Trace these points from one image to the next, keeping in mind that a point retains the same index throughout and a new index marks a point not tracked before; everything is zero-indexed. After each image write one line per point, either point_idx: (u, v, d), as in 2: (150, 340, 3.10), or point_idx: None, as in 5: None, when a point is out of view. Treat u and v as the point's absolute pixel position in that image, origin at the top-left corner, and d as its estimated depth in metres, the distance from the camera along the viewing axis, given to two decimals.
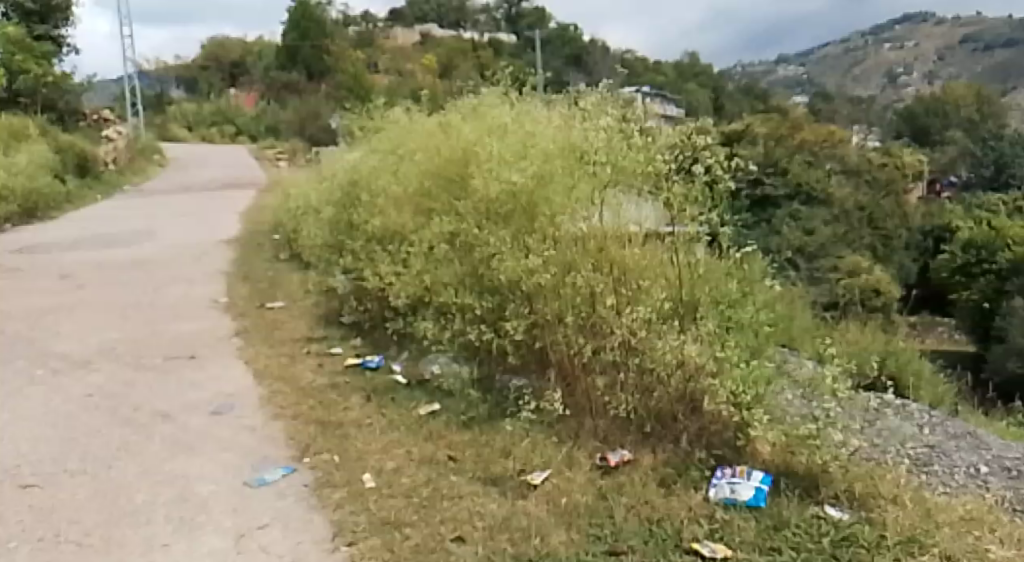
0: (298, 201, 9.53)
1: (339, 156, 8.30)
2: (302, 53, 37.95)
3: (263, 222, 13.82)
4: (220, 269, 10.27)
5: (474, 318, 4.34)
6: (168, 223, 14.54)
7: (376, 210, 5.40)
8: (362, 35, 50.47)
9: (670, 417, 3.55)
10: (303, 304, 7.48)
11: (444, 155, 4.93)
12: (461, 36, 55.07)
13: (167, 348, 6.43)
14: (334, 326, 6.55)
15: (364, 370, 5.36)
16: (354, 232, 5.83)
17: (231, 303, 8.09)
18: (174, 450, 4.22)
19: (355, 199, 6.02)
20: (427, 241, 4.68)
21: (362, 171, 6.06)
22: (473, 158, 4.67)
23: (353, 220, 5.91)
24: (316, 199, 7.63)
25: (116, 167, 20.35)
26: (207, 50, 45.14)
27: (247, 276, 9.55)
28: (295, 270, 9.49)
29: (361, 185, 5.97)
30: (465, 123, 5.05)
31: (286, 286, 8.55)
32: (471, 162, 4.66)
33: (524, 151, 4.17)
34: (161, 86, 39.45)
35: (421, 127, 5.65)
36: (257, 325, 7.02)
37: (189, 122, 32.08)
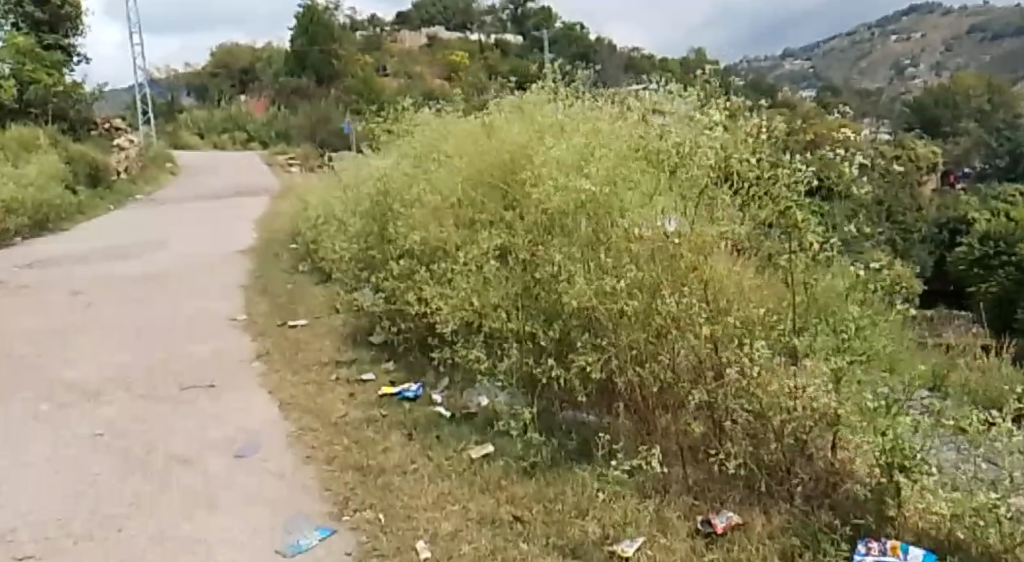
0: (319, 209, 8.98)
1: (363, 162, 7.74)
2: (312, 57, 37.52)
3: (279, 230, 13.27)
4: (237, 282, 9.73)
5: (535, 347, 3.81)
6: (181, 233, 14.08)
7: (411, 222, 4.88)
8: (371, 39, 50.08)
9: (785, 470, 3.10)
10: (328, 321, 6.91)
11: (488, 162, 4.42)
12: (469, 36, 54.60)
13: (183, 375, 5.89)
14: (364, 348, 6.00)
15: (402, 402, 4.80)
16: (387, 245, 5.30)
17: (250, 321, 7.54)
18: (193, 505, 3.68)
19: (387, 209, 5.49)
20: (475, 257, 4.14)
21: (392, 178, 5.53)
22: (525, 164, 4.17)
23: (386, 233, 5.39)
24: (340, 208, 7.07)
25: (127, 176, 19.93)
26: (217, 57, 44.82)
27: (265, 290, 9.01)
28: (316, 283, 8.93)
29: (393, 195, 5.44)
30: (511, 125, 4.52)
31: (308, 301, 7.99)
32: (523, 168, 4.15)
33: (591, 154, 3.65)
34: (172, 94, 39.13)
35: (458, 129, 5.15)
36: (279, 346, 6.46)
37: (200, 130, 31.68)
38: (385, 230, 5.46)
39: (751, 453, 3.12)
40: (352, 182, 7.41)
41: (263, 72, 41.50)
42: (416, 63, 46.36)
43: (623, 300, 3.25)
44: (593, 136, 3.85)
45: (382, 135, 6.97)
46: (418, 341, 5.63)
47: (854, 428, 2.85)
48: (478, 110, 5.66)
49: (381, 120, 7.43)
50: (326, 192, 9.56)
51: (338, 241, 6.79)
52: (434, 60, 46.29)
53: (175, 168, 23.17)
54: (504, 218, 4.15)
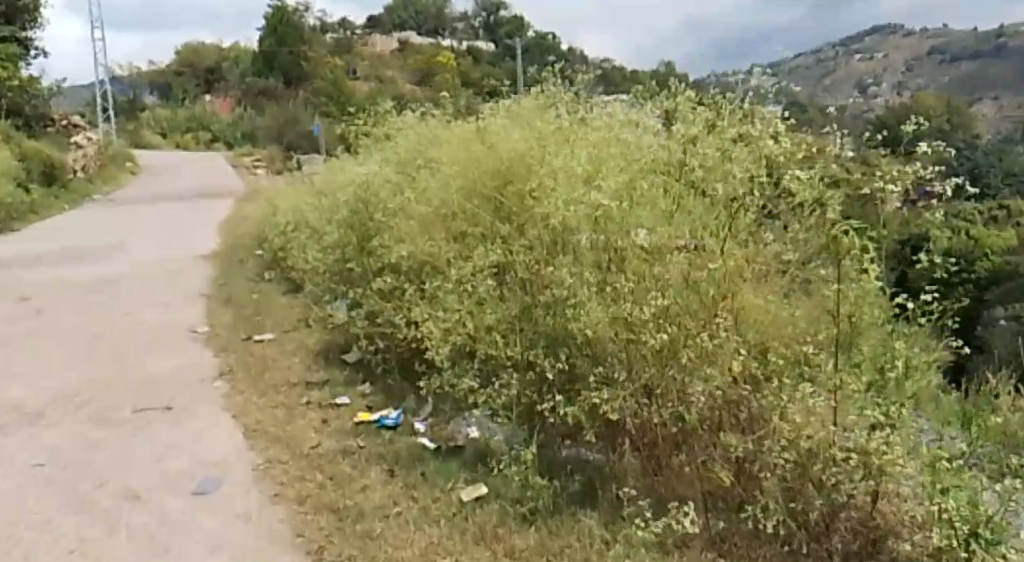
0: (289, 216, 8.51)
1: (339, 167, 7.30)
2: (279, 59, 36.79)
3: (244, 236, 12.73)
4: (199, 290, 9.21)
5: (537, 378, 3.48)
6: (140, 237, 13.46)
7: (396, 233, 4.51)
8: (341, 43, 49.47)
9: (825, 525, 2.77)
10: (298, 337, 6.46)
11: (488, 173, 4.10)
12: (439, 43, 54.19)
13: (138, 394, 5.41)
14: (337, 367, 5.56)
15: (381, 431, 4.38)
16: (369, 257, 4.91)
17: (213, 334, 7.05)
18: (144, 553, 3.22)
19: (368, 219, 5.10)
20: (469, 274, 3.77)
21: (374, 184, 5.13)
22: (529, 177, 3.85)
23: (368, 244, 5.01)
24: (314, 216, 6.63)
25: (85, 175, 19.17)
26: (182, 55, 43.85)
27: (229, 300, 8.52)
28: (284, 294, 8.45)
29: (375, 202, 5.05)
30: (510, 133, 4.18)
31: (276, 314, 7.52)
32: (527, 181, 3.84)
33: (604, 172, 3.37)
34: (134, 92, 38.13)
35: (450, 137, 4.83)
36: (243, 364, 5.99)
37: (163, 130, 30.82)
38: (367, 242, 5.07)
39: (787, 507, 2.80)
40: (327, 189, 6.97)
41: (229, 73, 40.67)
42: (387, 68, 45.83)
43: (649, 332, 2.91)
44: (604, 147, 3.55)
45: (361, 141, 6.55)
46: (397, 362, 5.21)
47: (910, 487, 2.58)
48: (467, 116, 5.31)
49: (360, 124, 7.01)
50: (296, 198, 9.09)
51: (312, 250, 6.34)
52: (405, 66, 45.80)
53: (136, 167, 22.42)
54: (504, 234, 3.81)
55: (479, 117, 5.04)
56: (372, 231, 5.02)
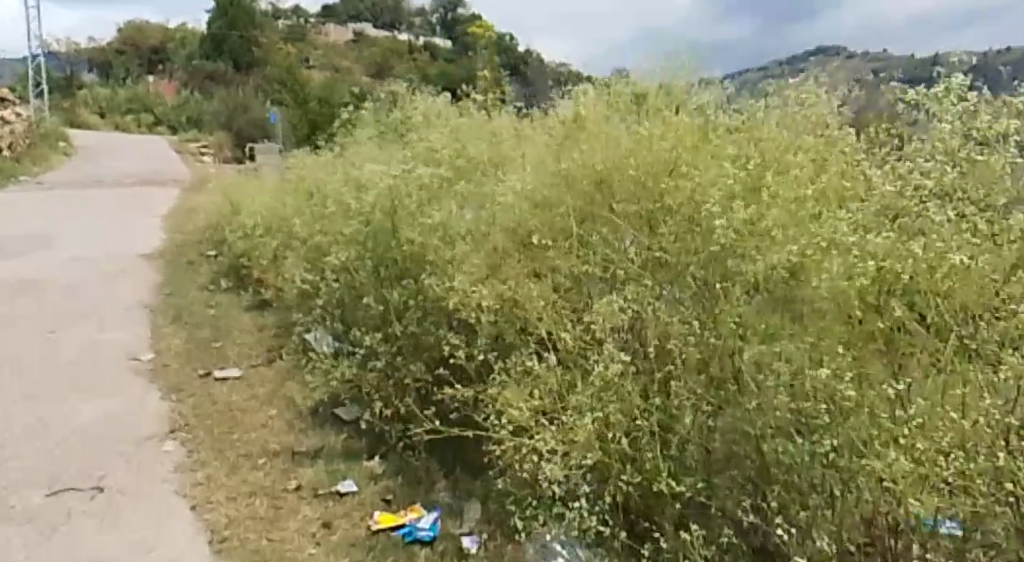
0: (260, 220, 7.01)
1: (331, 164, 5.86)
2: (230, 43, 34.71)
3: (194, 234, 11.08)
4: (141, 301, 7.70)
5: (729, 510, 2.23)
6: (71, 228, 11.77)
7: (456, 269, 3.27)
8: (296, 29, 47.54)
9: None
10: (276, 381, 5.04)
11: (579, 187, 2.84)
12: (397, 35, 52.62)
13: (59, 463, 3.96)
14: (333, 431, 4.20)
15: (414, 549, 3.04)
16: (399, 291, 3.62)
17: (161, 367, 5.57)
18: None
19: (389, 235, 3.73)
20: (581, 338, 2.51)
21: (391, 184, 3.73)
22: (658, 201, 2.61)
23: (398, 270, 3.70)
24: (299, 223, 5.20)
25: (12, 154, 17.20)
26: (126, 33, 41.18)
27: (178, 316, 7.03)
28: (248, 313, 6.97)
29: (403, 212, 3.70)
30: (620, 133, 2.90)
31: (241, 342, 6.06)
32: (657, 207, 2.60)
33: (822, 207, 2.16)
34: (72, 67, 35.70)
35: (528, 149, 3.56)
36: (202, 415, 4.56)
37: (101, 109, 28.50)
38: (388, 265, 3.74)
39: None
40: (318, 190, 5.54)
41: (176, 54, 38.39)
42: (342, 57, 43.78)
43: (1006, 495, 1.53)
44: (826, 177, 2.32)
45: (366, 131, 5.14)
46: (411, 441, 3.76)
47: None
48: (528, 122, 4.04)
49: (359, 111, 5.57)
50: (266, 197, 7.60)
51: (301, 269, 4.93)
52: (362, 56, 43.65)
53: (70, 147, 20.35)
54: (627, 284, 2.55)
55: (552, 107, 3.69)
56: (398, 254, 3.68)
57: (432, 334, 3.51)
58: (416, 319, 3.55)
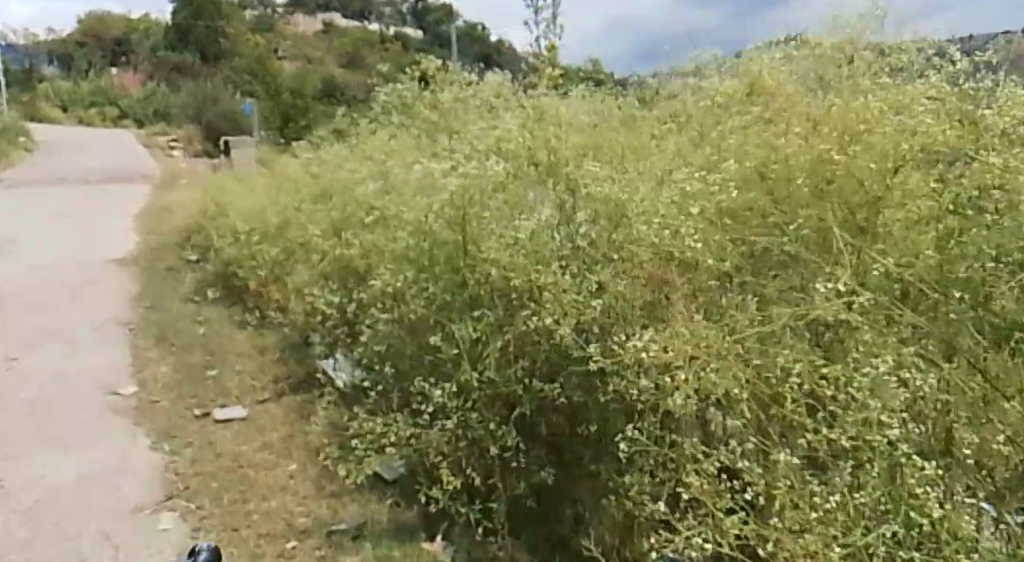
0: (259, 225, 6.12)
1: (349, 160, 4.99)
2: (196, 32, 33.27)
3: (171, 237, 10.08)
4: (117, 318, 6.74)
5: None
6: (33, 230, 10.67)
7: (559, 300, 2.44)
8: (262, 19, 46.10)
9: None
10: (292, 424, 4.18)
11: (769, 192, 2.27)
12: (366, 25, 51.45)
13: (22, 549, 3.08)
14: (375, 497, 3.35)
15: None
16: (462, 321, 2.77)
17: (149, 406, 4.67)
18: None
19: (458, 250, 2.91)
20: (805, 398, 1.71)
21: (459, 180, 2.88)
22: (896, 213, 2.02)
23: (466, 296, 2.87)
24: (318, 232, 4.33)
25: None
26: (86, 23, 39.49)
27: (162, 336, 6.11)
28: (244, 332, 6.06)
29: (477, 218, 2.86)
30: (809, 116, 2.36)
31: (241, 370, 5.17)
32: (900, 219, 2.00)
33: None
34: (29, 58, 34.03)
35: (651, 149, 2.78)
36: (206, 474, 3.69)
37: (63, 103, 27.06)
38: (454, 286, 2.92)
39: None
40: (338, 192, 4.66)
41: (138, 44, 36.79)
42: (310, 46, 42.50)
43: None
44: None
45: (399, 119, 4.26)
46: (491, 524, 2.87)
47: None
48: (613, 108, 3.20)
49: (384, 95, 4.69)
50: (261, 196, 6.69)
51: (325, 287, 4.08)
52: (332, 46, 42.41)
53: (30, 142, 19.06)
54: (859, 334, 1.75)
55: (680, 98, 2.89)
56: (468, 275, 2.85)
57: (515, 383, 2.66)
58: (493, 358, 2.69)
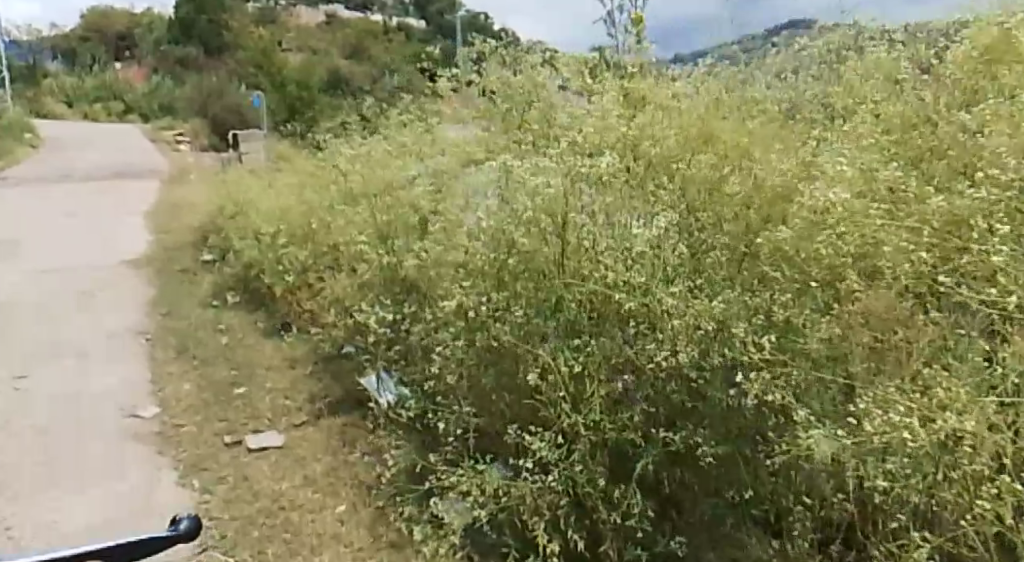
0: (286, 227, 5.66)
1: (392, 157, 4.52)
2: (198, 25, 32.70)
3: (185, 236, 9.61)
4: (131, 327, 6.27)
5: None
6: (38, 231, 10.19)
7: (690, 329, 2.04)
8: (264, 10, 45.52)
9: None
10: (335, 456, 3.72)
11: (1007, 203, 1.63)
12: (369, 16, 50.89)
13: None
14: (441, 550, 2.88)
15: None
16: (561, 347, 2.29)
17: (173, 432, 4.20)
18: None
19: (547, 257, 2.43)
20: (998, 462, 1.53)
21: (558, 179, 2.42)
22: None
23: (564, 319, 2.36)
24: (362, 238, 3.87)
25: None
26: (90, 19, 39.08)
27: (181, 348, 5.64)
28: (271, 342, 5.59)
29: (578, 223, 2.37)
30: None
31: (271, 388, 4.71)
32: None
33: None
34: (31, 54, 33.51)
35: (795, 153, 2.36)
36: (245, 520, 3.22)
37: (67, 98, 26.58)
38: (549, 306, 2.42)
39: None
40: (384, 192, 4.19)
41: (141, 38, 36.22)
42: (313, 38, 41.95)
43: None
44: None
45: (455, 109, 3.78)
46: None
47: None
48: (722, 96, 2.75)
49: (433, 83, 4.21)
50: (286, 194, 6.20)
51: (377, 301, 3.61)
52: (336, 38, 41.86)
53: (35, 138, 18.57)
54: None
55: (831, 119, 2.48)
56: (559, 287, 2.37)
57: (622, 425, 2.20)
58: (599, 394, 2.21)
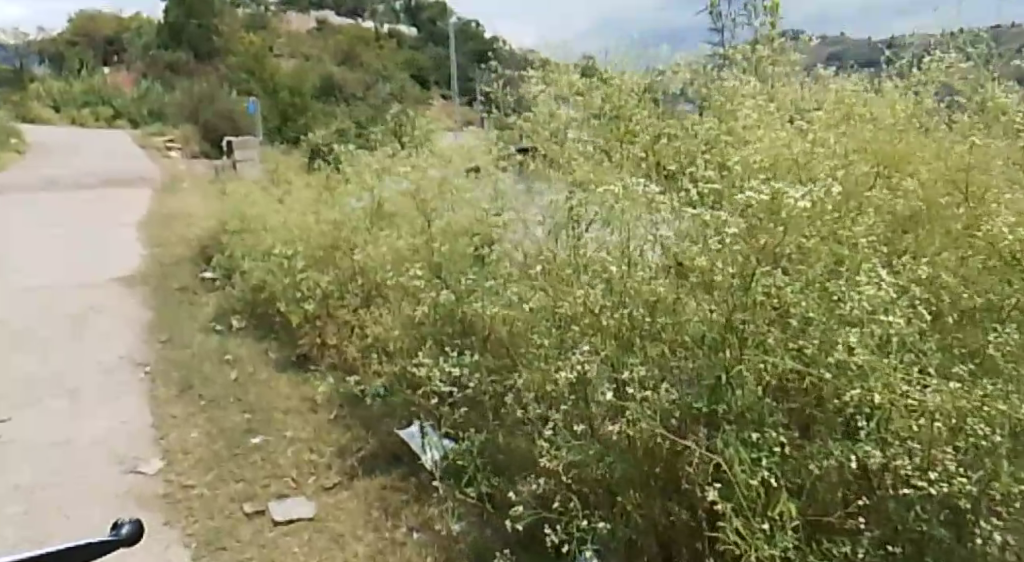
0: (307, 251, 5.07)
1: (437, 176, 3.95)
2: (188, 30, 31.94)
3: (180, 251, 8.96)
4: (127, 357, 5.62)
5: None
6: (22, 245, 9.49)
7: (941, 432, 1.52)
8: (254, 16, 44.81)
9: None
10: (380, 533, 3.12)
11: None
12: (361, 24, 50.38)
13: None
14: None
15: None
16: (737, 441, 1.65)
17: (184, 494, 3.58)
18: None
19: (713, 319, 1.78)
20: None
21: (734, 213, 1.76)
22: None
23: (738, 402, 1.72)
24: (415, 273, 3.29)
25: None
26: (78, 24, 38.31)
27: (185, 384, 5.01)
28: (285, 377, 4.98)
29: (765, 275, 1.68)
30: None
31: (294, 437, 4.10)
32: None
33: None
34: (18, 57, 32.69)
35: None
36: None
37: (54, 103, 25.80)
38: (709, 384, 1.79)
39: None
40: (435, 219, 3.63)
41: (130, 42, 35.44)
42: (305, 45, 41.36)
43: None
44: None
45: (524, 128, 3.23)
46: None
47: None
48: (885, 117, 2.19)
49: (491, 95, 3.66)
50: (302, 211, 5.60)
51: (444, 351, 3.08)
52: (328, 44, 41.30)
53: (22, 144, 17.82)
54: None
55: None
56: (732, 361, 1.73)
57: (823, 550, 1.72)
58: (787, 513, 1.56)
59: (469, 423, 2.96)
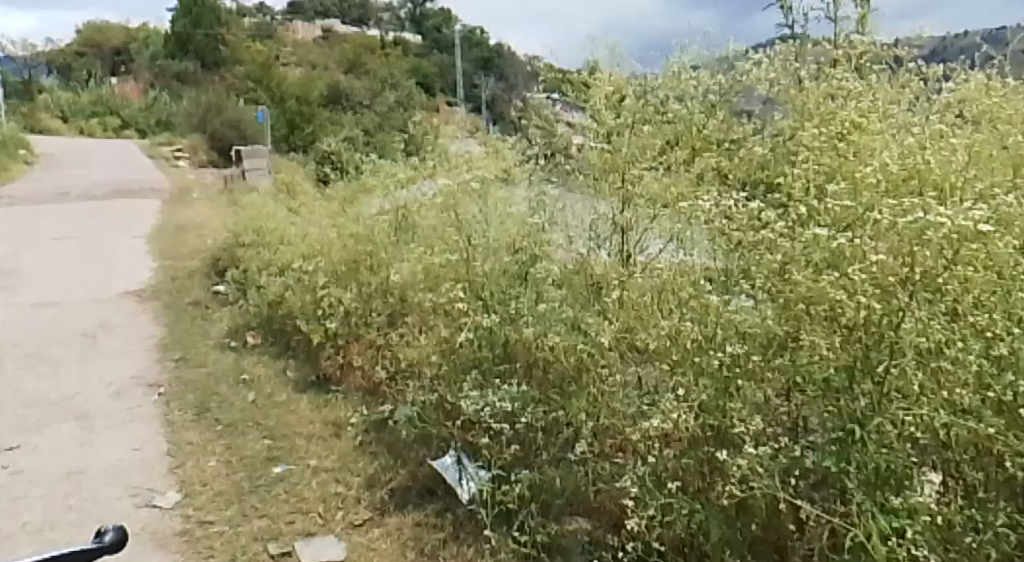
0: (329, 266, 4.83)
1: (474, 192, 3.70)
2: (195, 40, 31.85)
3: (192, 263, 8.73)
4: (140, 378, 5.38)
5: None
6: (31, 258, 9.28)
7: None
8: (261, 25, 44.77)
9: None
10: None
11: None
12: (367, 32, 50.32)
13: None
14: None
15: None
16: (873, 508, 1.54)
17: (203, 531, 3.33)
18: None
19: (848, 361, 1.68)
20: None
21: (874, 239, 1.65)
22: None
23: (868, 463, 1.60)
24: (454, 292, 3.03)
25: None
26: (87, 35, 38.34)
27: (201, 407, 4.77)
28: (306, 399, 4.71)
29: (912, 316, 1.56)
30: None
31: (319, 465, 3.85)
32: None
33: None
34: (26, 69, 32.68)
35: None
36: None
37: (63, 113, 25.71)
38: (833, 438, 1.71)
39: None
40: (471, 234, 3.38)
41: (137, 53, 35.38)
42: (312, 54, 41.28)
43: None
44: None
45: (574, 141, 2.96)
46: None
47: None
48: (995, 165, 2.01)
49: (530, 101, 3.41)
50: (322, 224, 5.36)
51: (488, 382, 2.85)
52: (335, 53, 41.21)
53: (31, 156, 17.67)
54: None
55: None
56: (871, 411, 1.62)
57: None
58: None
59: (518, 460, 2.70)
